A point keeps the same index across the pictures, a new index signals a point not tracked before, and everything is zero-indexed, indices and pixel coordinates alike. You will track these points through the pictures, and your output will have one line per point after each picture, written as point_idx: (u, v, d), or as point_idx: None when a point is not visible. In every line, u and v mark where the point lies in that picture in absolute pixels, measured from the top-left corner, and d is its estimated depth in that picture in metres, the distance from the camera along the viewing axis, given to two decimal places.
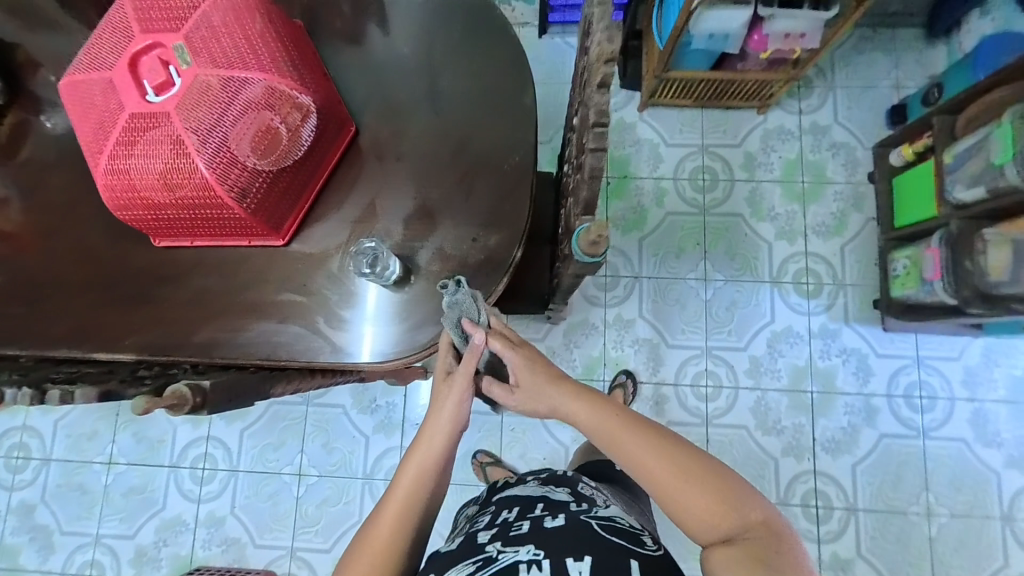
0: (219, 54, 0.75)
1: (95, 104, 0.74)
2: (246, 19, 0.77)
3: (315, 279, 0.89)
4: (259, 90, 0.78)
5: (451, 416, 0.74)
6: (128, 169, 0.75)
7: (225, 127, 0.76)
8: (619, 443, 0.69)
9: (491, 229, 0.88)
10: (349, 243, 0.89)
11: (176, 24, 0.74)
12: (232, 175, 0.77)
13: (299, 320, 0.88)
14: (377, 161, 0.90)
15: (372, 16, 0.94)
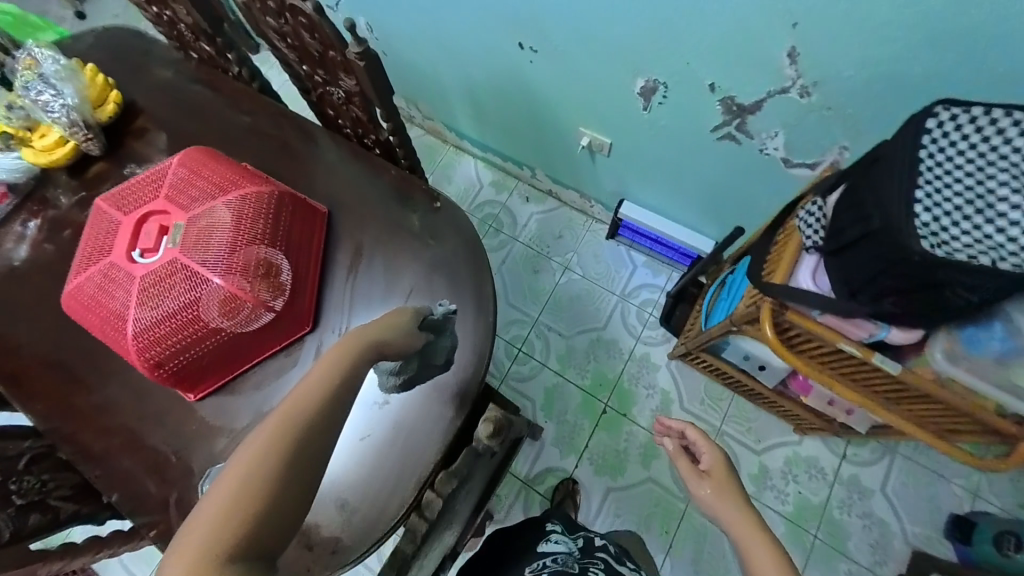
0: (209, 234, 0.85)
1: (97, 237, 0.87)
2: (247, 220, 0.87)
3: (200, 448, 0.90)
4: (217, 281, 0.84)
5: (341, 355, 0.55)
6: (89, 296, 0.84)
7: (169, 301, 0.82)
8: (741, 526, 0.70)
9: (364, 495, 0.83)
10: (243, 429, 0.89)
11: (190, 208, 0.86)
12: (163, 334, 0.82)
13: (166, 475, 0.90)
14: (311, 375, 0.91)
15: (383, 234, 0.97)
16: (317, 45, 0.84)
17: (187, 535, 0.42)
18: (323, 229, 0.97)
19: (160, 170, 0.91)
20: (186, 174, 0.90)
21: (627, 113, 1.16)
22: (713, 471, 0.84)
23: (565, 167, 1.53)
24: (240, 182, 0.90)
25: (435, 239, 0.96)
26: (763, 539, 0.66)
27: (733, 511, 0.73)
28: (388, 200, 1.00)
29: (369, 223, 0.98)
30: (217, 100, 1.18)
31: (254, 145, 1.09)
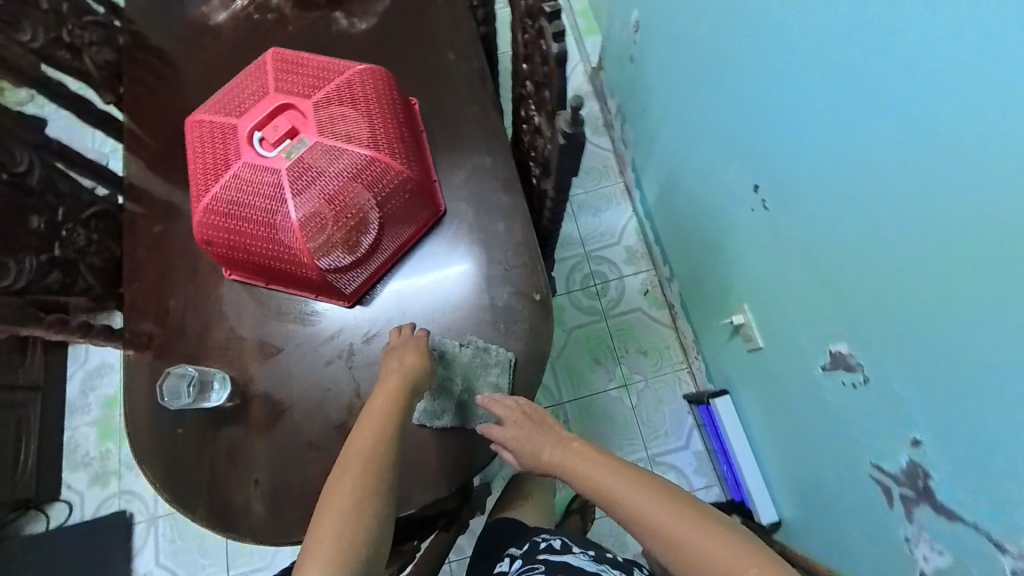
0: (326, 165, 0.81)
1: (246, 94, 0.86)
2: (365, 175, 0.81)
3: (206, 328, 0.91)
4: (300, 213, 0.80)
5: (383, 405, 0.72)
6: (207, 142, 0.85)
7: (252, 200, 0.81)
8: (665, 535, 0.60)
9: (269, 489, 0.78)
10: (239, 337, 0.89)
11: (327, 131, 0.82)
12: (232, 220, 0.82)
13: (168, 317, 0.93)
14: (316, 350, 0.86)
15: (470, 283, 0.85)
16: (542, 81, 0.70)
17: (339, 486, 0.64)
18: (422, 225, 0.89)
19: (333, 71, 0.86)
20: (348, 94, 0.84)
21: (801, 351, 0.91)
22: (548, 459, 0.72)
23: (700, 307, 1.31)
24: (384, 136, 0.84)
25: (506, 330, 0.82)
26: (704, 525, 0.59)
27: (635, 497, 0.63)
28: (499, 254, 0.86)
29: (467, 263, 0.86)
30: (444, 20, 1.06)
31: (442, 99, 0.99)
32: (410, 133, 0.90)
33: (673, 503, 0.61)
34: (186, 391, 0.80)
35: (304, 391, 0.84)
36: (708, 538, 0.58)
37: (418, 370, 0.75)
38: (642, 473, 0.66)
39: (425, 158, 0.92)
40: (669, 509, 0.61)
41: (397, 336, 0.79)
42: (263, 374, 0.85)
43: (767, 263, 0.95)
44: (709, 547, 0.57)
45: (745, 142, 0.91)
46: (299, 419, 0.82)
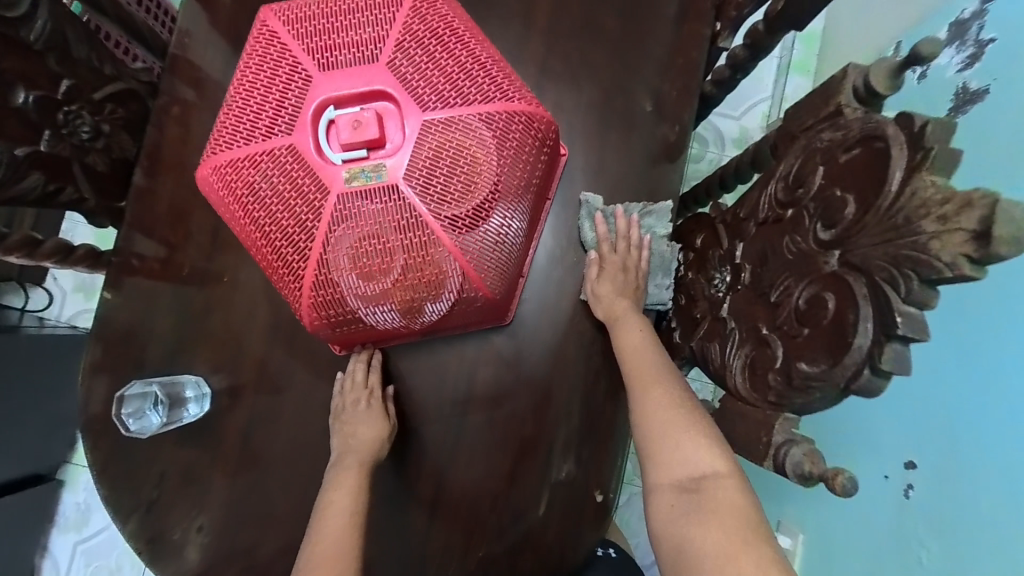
0: (388, 214, 0.54)
1: (348, 39, 0.55)
2: (431, 252, 0.56)
3: (202, 312, 0.71)
4: (322, 256, 0.55)
5: (359, 470, 0.63)
6: (267, 70, 0.57)
7: (275, 200, 0.55)
8: (643, 377, 0.56)
9: (217, 537, 0.68)
10: (242, 340, 0.70)
11: (417, 173, 0.54)
12: (241, 199, 0.57)
13: (162, 263, 0.72)
14: (322, 414, 0.69)
15: (530, 434, 0.70)
16: (777, 337, 0.46)
17: None
18: (477, 322, 0.69)
19: (477, 84, 0.56)
20: (477, 133, 0.55)
21: None
22: (617, 311, 0.64)
23: (746, 476, 1.15)
24: (487, 217, 0.57)
25: (546, 512, 0.70)
26: (691, 424, 0.49)
27: (640, 351, 0.59)
28: (578, 420, 0.70)
29: (538, 410, 0.70)
30: (664, 51, 0.74)
31: (608, 173, 0.73)
32: (524, 213, 0.62)
33: (667, 376, 0.55)
34: (151, 411, 0.64)
35: (288, 454, 0.69)
36: (688, 435, 0.49)
37: (383, 432, 0.66)
38: (651, 337, 0.61)
39: (523, 246, 0.67)
40: (676, 388, 0.54)
41: (352, 376, 0.67)
42: (250, 409, 0.69)
43: (846, 538, 0.88)
44: (684, 440, 0.49)
45: (908, 428, 0.77)
46: (270, 485, 0.68)
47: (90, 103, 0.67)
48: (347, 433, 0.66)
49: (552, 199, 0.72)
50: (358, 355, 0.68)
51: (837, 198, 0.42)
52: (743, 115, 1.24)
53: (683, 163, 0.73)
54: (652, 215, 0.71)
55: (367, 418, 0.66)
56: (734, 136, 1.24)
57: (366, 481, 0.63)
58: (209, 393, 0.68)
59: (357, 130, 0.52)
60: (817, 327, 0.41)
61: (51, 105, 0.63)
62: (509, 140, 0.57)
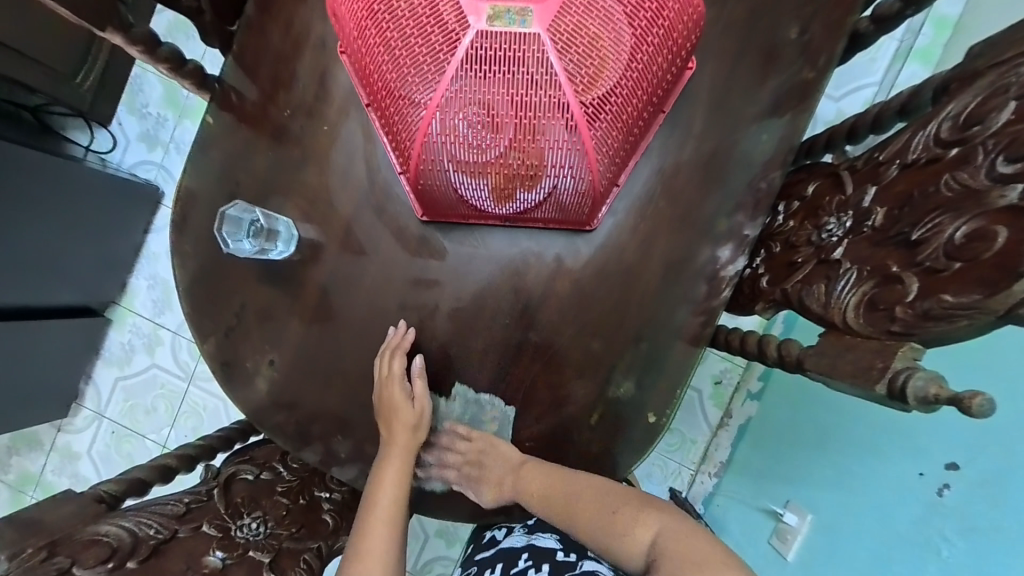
0: (523, 70, 0.50)
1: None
2: (553, 124, 0.53)
3: (298, 162, 0.71)
4: (446, 98, 0.52)
5: (398, 450, 0.69)
6: None
7: (409, 23, 0.50)
8: (555, 489, 0.66)
9: (284, 374, 0.72)
10: (333, 195, 0.70)
11: (560, 31, 0.50)
12: (371, 20, 0.52)
13: (266, 103, 0.71)
14: (401, 285, 0.71)
15: (595, 347, 0.71)
16: (914, 273, 0.45)
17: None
18: (557, 223, 0.69)
19: None
20: (626, 8, 0.51)
21: None
22: (502, 477, 0.70)
23: (762, 457, 1.16)
24: (612, 103, 0.54)
25: (596, 423, 0.72)
26: (624, 509, 0.59)
27: (519, 462, 0.70)
28: (645, 344, 0.71)
29: (609, 326, 0.71)
30: None
31: (733, 103, 0.69)
32: (643, 112, 0.59)
33: (567, 494, 0.65)
34: (245, 239, 0.66)
35: (361, 316, 0.71)
36: (630, 518, 0.58)
37: (417, 417, 0.69)
38: (544, 467, 0.69)
39: (628, 154, 0.64)
40: (574, 493, 0.65)
41: (380, 365, 0.69)
42: (331, 262, 0.71)
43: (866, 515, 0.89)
44: (625, 520, 0.58)
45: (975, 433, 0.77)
46: (341, 339, 0.72)
47: None
48: (387, 428, 0.70)
49: (668, 114, 0.68)
50: (396, 333, 0.70)
51: None
52: (846, 98, 1.16)
53: (813, 108, 0.70)
54: (464, 400, 0.73)
55: (400, 408, 0.68)
56: (830, 119, 1.16)
57: (407, 466, 0.69)
58: (297, 237, 0.70)
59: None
60: (976, 260, 0.39)
61: None
62: (656, 25, 0.53)
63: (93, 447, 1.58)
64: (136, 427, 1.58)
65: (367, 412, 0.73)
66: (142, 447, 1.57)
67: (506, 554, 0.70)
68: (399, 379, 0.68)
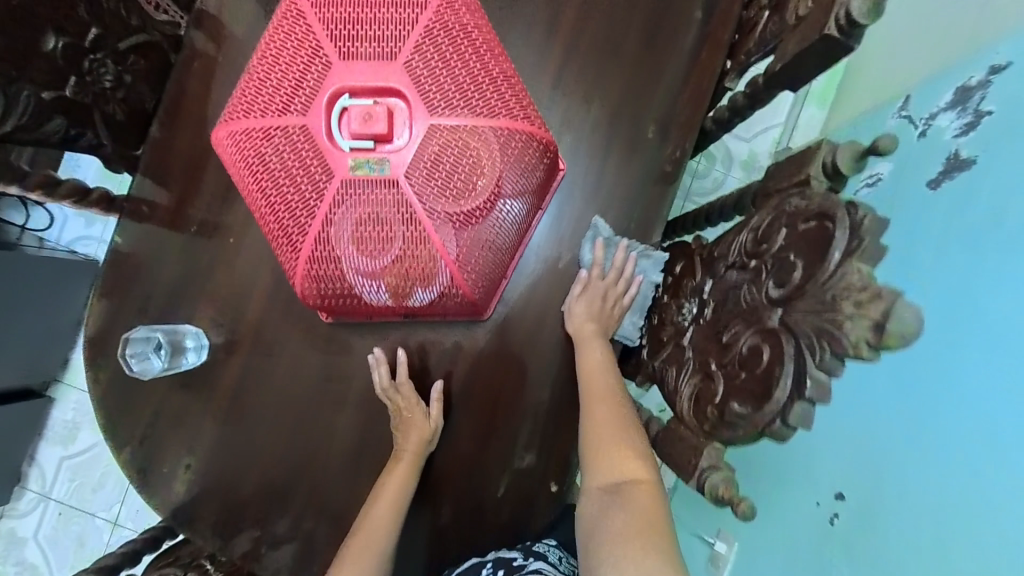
0: (386, 210, 0.56)
1: (369, 26, 0.54)
2: (422, 248, 0.59)
3: (207, 267, 0.75)
4: (318, 235, 0.57)
5: (407, 464, 0.72)
6: (285, 45, 0.56)
7: (281, 175, 0.56)
8: (598, 395, 0.65)
9: (202, 474, 0.75)
10: (240, 301, 0.74)
11: (416, 173, 0.56)
12: (247, 168, 0.57)
13: (171, 218, 0.76)
14: (312, 378, 0.75)
15: (499, 421, 0.77)
16: (722, 375, 0.52)
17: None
18: (456, 313, 0.73)
19: (486, 97, 0.58)
20: (477, 146, 0.57)
21: None
22: (586, 332, 0.72)
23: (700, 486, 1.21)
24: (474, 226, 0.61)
25: (504, 492, 0.77)
26: (625, 443, 0.59)
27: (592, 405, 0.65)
28: (544, 415, 0.77)
29: (510, 402, 0.77)
30: (675, 80, 0.76)
31: (605, 194, 0.77)
32: (511, 224, 0.65)
33: (609, 402, 0.64)
34: (153, 354, 0.68)
35: (275, 409, 0.75)
36: (622, 458, 0.58)
37: (432, 432, 0.73)
38: (609, 364, 0.69)
39: (508, 253, 0.71)
40: (618, 437, 0.60)
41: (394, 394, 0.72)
42: (243, 363, 0.74)
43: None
44: (617, 463, 0.58)
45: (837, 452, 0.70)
46: (257, 433, 0.75)
47: (114, 52, 0.69)
48: (398, 437, 0.73)
49: (547, 209, 0.76)
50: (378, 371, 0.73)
51: (789, 263, 0.47)
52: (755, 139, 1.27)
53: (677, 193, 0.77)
54: (647, 259, 0.76)
55: (413, 425, 0.72)
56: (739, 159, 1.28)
57: (412, 476, 0.72)
58: (207, 344, 0.74)
59: (368, 122, 0.53)
60: (750, 374, 0.47)
61: (78, 52, 0.65)
62: (507, 154, 0.60)
63: (37, 532, 1.53)
64: (83, 506, 1.54)
65: (286, 502, 0.76)
66: (93, 526, 1.53)
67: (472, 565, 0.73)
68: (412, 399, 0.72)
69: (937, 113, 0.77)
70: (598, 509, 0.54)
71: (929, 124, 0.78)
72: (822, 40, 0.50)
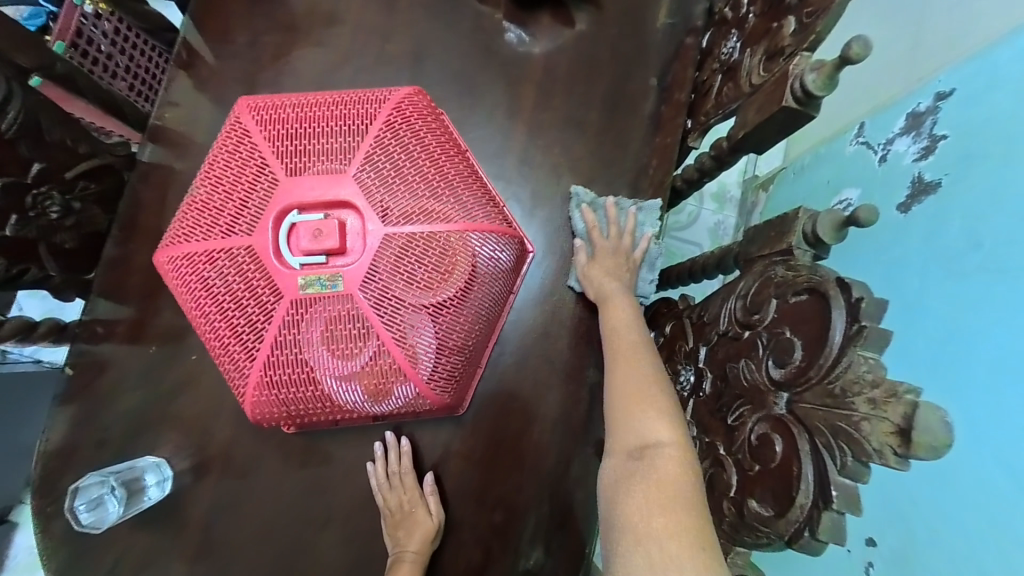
0: (340, 325, 0.53)
1: (316, 143, 0.54)
2: (381, 359, 0.56)
3: (170, 392, 0.70)
4: (265, 356, 0.53)
5: (410, 568, 0.64)
6: (230, 165, 0.55)
7: (223, 298, 0.53)
8: (635, 401, 0.50)
9: None
10: (207, 420, 0.69)
11: (370, 285, 0.53)
12: (189, 293, 0.54)
13: (127, 339, 0.71)
14: (292, 497, 0.69)
15: (499, 520, 0.70)
16: (733, 463, 0.47)
17: None
18: (429, 411, 0.68)
19: (440, 198, 0.57)
20: (434, 250, 0.55)
21: None
22: (608, 292, 0.66)
23: None
24: (439, 327, 0.58)
25: None
26: (647, 398, 0.50)
27: (634, 371, 0.53)
28: (548, 507, 0.70)
29: (508, 496, 0.70)
30: (639, 144, 0.76)
31: None
32: (478, 320, 0.62)
33: (637, 347, 0.56)
34: (109, 497, 0.62)
35: (253, 540, 0.68)
36: (645, 417, 0.48)
37: (434, 527, 0.66)
38: (637, 313, 0.62)
39: (482, 344, 0.67)
40: (654, 389, 0.50)
41: (395, 483, 0.67)
42: (214, 489, 0.68)
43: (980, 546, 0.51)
44: (644, 412, 0.48)
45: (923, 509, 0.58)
46: (233, 572, 0.68)
47: (61, 182, 0.66)
48: (399, 534, 0.66)
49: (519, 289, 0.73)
50: (374, 471, 0.68)
51: (788, 340, 0.44)
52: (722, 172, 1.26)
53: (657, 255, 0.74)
54: (641, 213, 0.73)
55: (415, 525, 0.65)
56: (711, 191, 1.25)
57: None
58: (172, 475, 0.68)
59: (318, 238, 0.51)
60: (766, 470, 0.42)
61: (20, 189, 0.62)
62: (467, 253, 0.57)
63: None
64: None
65: None
66: None
67: None
68: (417, 494, 0.66)
69: (893, 139, 0.79)
70: (624, 475, 0.46)
71: (887, 150, 0.80)
72: (782, 111, 0.51)
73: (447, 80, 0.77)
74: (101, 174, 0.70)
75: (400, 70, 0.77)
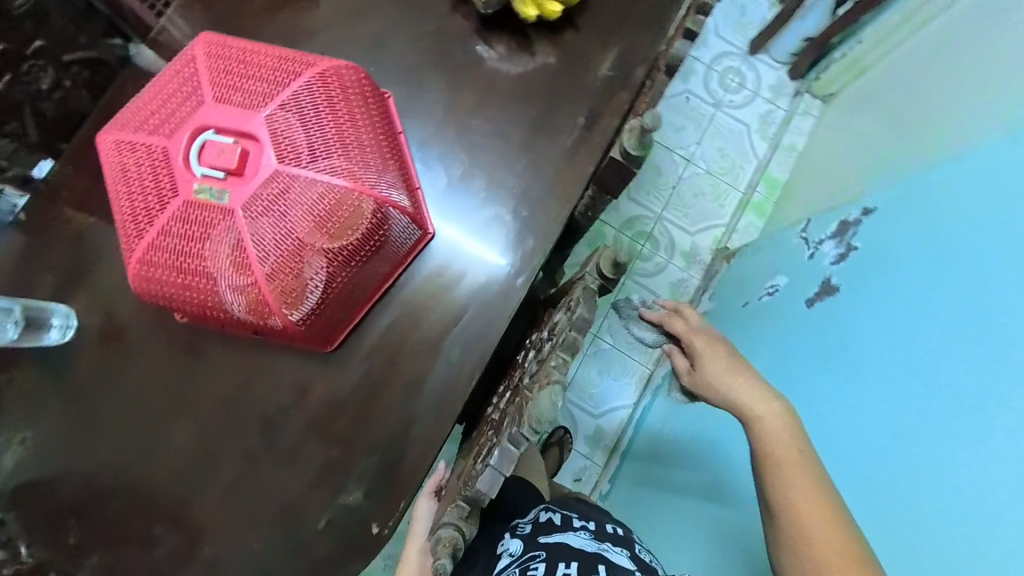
0: (217, 234, 0.63)
1: (243, 81, 0.64)
2: (245, 273, 0.65)
3: (93, 265, 0.81)
4: (155, 242, 0.64)
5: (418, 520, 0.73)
6: (172, 80, 0.65)
7: (138, 185, 0.64)
8: (798, 481, 0.59)
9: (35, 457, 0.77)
10: (116, 297, 0.80)
11: (248, 208, 0.62)
12: (114, 173, 0.66)
13: (73, 211, 0.82)
14: (165, 381, 0.79)
15: (333, 456, 0.78)
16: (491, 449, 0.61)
17: None
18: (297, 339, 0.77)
19: (334, 156, 0.65)
20: (313, 197, 0.64)
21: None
22: (749, 408, 0.68)
23: None
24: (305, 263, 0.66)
25: (323, 527, 0.77)
26: (815, 476, 0.59)
27: (788, 460, 0.61)
28: (379, 458, 0.78)
29: (346, 437, 0.79)
30: (552, 168, 0.83)
31: (474, 257, 0.82)
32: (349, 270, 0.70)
33: (789, 429, 0.64)
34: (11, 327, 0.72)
35: (124, 408, 0.78)
36: (818, 503, 0.57)
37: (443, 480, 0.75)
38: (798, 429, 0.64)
39: (355, 296, 0.76)
40: (809, 458, 0.61)
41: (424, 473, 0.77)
42: (103, 355, 0.79)
43: None
44: (805, 486, 0.58)
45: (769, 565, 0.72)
46: (103, 432, 0.78)
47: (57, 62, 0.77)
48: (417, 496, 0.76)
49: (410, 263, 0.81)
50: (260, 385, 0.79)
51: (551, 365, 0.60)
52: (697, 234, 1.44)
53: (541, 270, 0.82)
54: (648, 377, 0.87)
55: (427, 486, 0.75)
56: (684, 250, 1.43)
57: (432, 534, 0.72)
58: (74, 330, 0.79)
59: (214, 157, 0.61)
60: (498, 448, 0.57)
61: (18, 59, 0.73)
62: (344, 207, 0.66)
63: None
64: None
65: (108, 501, 0.77)
66: None
67: (578, 553, 0.66)
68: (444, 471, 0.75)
69: (824, 241, 1.00)
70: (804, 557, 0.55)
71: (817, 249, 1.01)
72: None
73: (403, 69, 0.86)
74: (94, 64, 0.81)
75: (365, 50, 0.87)
